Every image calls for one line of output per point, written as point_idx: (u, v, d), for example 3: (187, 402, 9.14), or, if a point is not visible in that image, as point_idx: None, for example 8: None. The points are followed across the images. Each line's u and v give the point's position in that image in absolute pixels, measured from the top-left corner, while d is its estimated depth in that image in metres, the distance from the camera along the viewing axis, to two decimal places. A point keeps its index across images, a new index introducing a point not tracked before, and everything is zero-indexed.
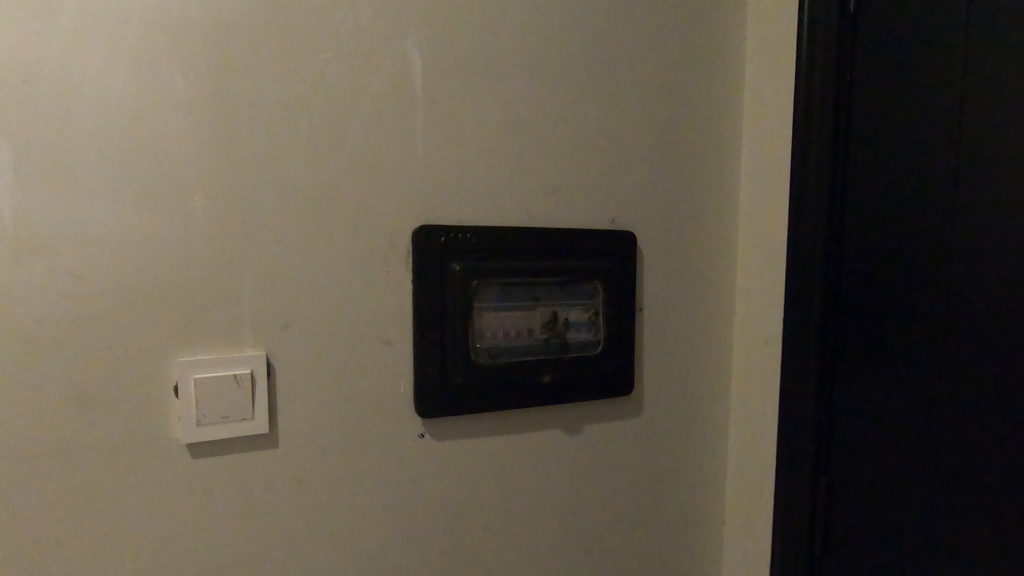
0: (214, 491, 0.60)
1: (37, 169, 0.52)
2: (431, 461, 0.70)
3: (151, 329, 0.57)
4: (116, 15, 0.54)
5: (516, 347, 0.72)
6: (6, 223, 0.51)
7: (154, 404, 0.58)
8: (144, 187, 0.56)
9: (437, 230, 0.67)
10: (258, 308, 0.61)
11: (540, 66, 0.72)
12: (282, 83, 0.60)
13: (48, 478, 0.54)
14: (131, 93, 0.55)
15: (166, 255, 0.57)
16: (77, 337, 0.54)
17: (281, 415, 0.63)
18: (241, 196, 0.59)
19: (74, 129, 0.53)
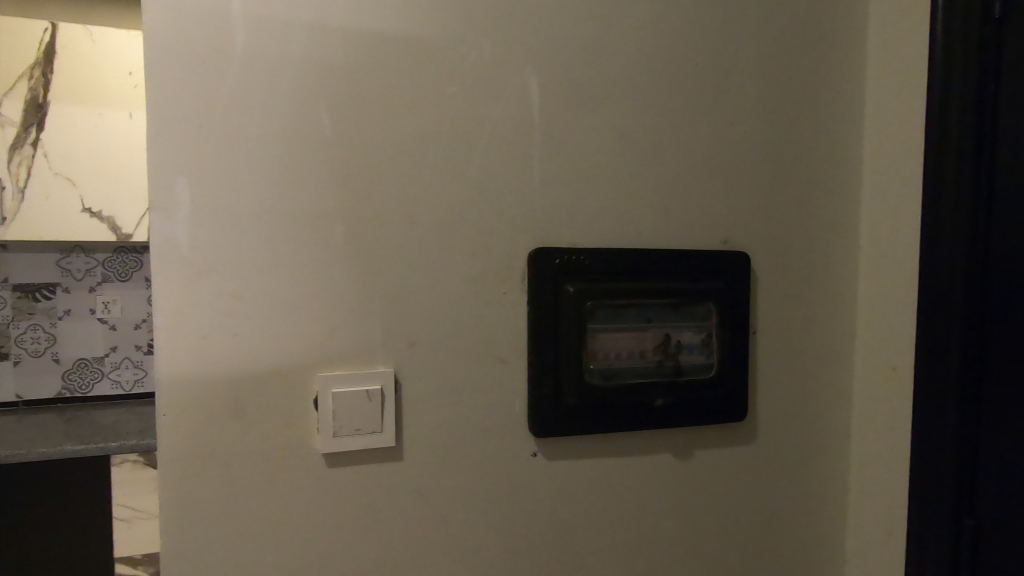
0: (346, 499, 0.64)
1: (209, 203, 0.59)
2: (543, 479, 0.71)
3: (296, 346, 0.62)
4: (275, 63, 0.60)
5: (628, 368, 0.72)
6: (182, 248, 0.58)
7: (297, 415, 0.62)
8: (294, 215, 0.61)
9: (553, 252, 0.69)
10: (387, 328, 0.65)
11: (653, 88, 0.73)
12: (412, 117, 0.64)
13: (209, 480, 0.60)
14: (286, 132, 0.60)
15: (311, 279, 0.62)
16: (237, 351, 0.60)
17: (406, 429, 0.66)
18: (375, 223, 0.64)
19: (238, 166, 0.59)
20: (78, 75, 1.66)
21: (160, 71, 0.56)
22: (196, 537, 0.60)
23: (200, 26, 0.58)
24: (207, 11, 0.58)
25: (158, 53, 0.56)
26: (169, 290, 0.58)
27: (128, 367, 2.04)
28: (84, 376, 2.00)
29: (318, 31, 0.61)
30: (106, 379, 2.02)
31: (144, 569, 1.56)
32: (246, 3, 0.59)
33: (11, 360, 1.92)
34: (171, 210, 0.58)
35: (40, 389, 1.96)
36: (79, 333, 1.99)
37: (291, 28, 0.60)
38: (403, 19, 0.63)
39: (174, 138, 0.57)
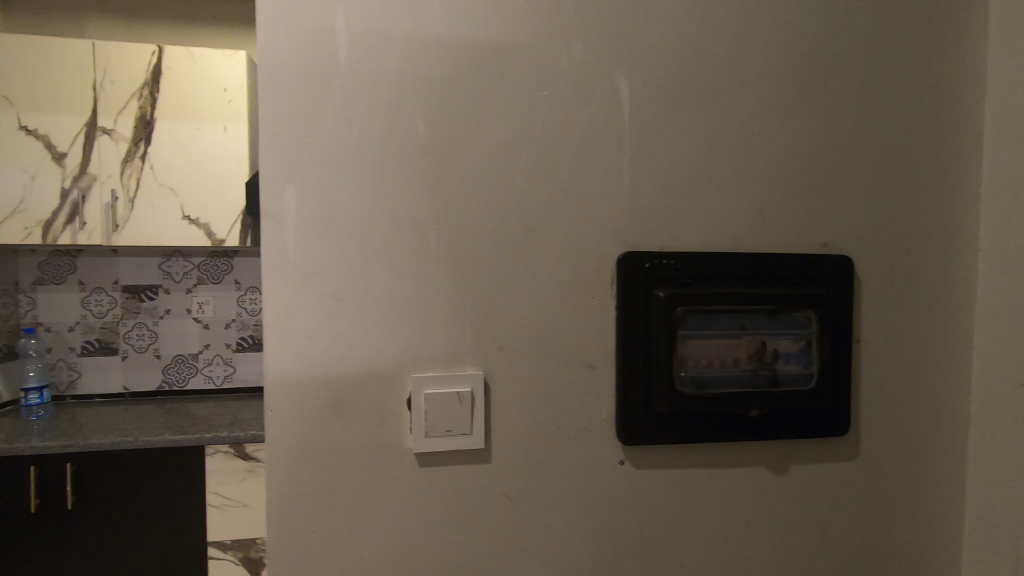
0: (436, 499, 0.65)
1: (313, 209, 0.62)
2: (631, 486, 0.70)
3: (392, 347, 0.64)
4: (375, 74, 0.62)
5: (721, 377, 0.70)
6: (290, 253, 0.61)
7: (392, 414, 0.64)
8: (390, 220, 0.63)
9: (642, 256, 0.68)
10: (477, 330, 0.66)
11: (747, 85, 0.70)
12: (504, 123, 0.65)
13: (311, 474, 0.63)
14: (384, 141, 0.63)
15: (407, 283, 0.64)
16: (337, 352, 0.63)
17: (494, 432, 0.67)
18: (467, 229, 0.65)
19: (340, 173, 0.62)
20: (181, 93, 1.80)
21: (272, 87, 0.60)
22: (300, 528, 0.63)
23: (307, 42, 0.61)
24: (313, 28, 0.61)
25: (270, 70, 0.60)
26: (277, 292, 0.61)
27: (219, 363, 2.18)
28: (182, 371, 2.15)
29: (415, 41, 0.63)
30: (199, 374, 2.17)
31: (231, 554, 1.65)
32: (348, 18, 0.61)
33: (120, 355, 2.11)
34: (280, 218, 0.61)
35: (145, 382, 2.13)
36: (177, 331, 2.15)
37: (389, 40, 0.62)
38: (496, 26, 0.64)
39: (283, 149, 0.61)
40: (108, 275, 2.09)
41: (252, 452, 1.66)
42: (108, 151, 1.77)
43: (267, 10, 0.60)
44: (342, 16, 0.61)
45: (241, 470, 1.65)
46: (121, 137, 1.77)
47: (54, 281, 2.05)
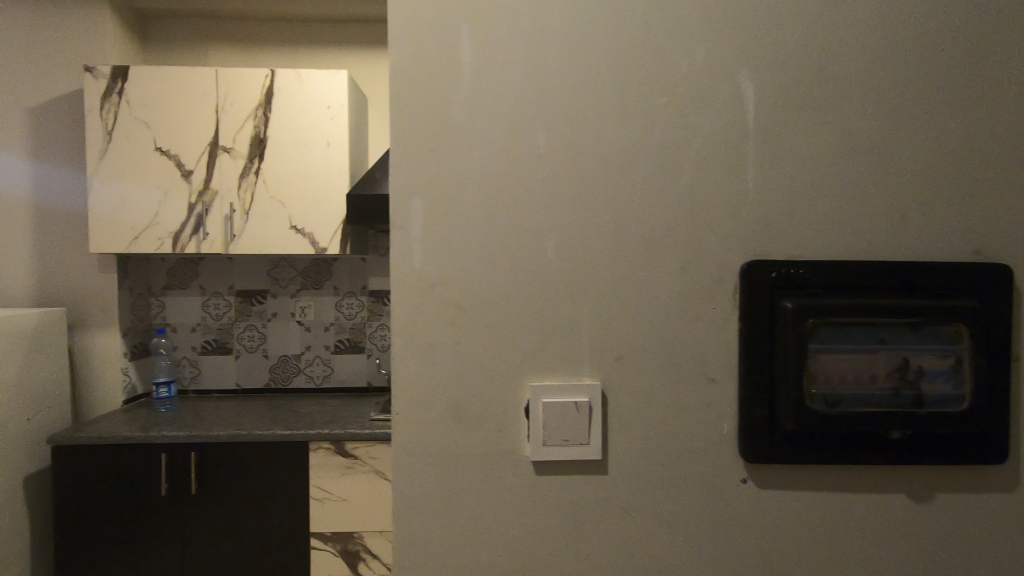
0: (552, 508, 0.66)
1: (438, 220, 0.64)
2: (753, 507, 0.67)
3: (511, 355, 0.65)
4: (497, 88, 0.63)
5: (856, 394, 0.65)
6: (417, 263, 0.64)
7: (511, 422, 0.65)
8: (511, 230, 0.64)
9: (767, 265, 0.65)
10: (595, 340, 0.65)
11: (886, 82, 0.65)
12: (624, 131, 0.64)
13: (434, 477, 0.65)
14: (505, 152, 0.64)
15: (526, 291, 0.65)
16: (460, 359, 0.65)
17: (611, 444, 0.66)
18: (585, 238, 0.65)
19: (463, 187, 0.64)
20: (290, 111, 1.94)
21: (402, 104, 0.63)
22: (421, 529, 0.65)
23: (434, 60, 0.63)
24: (440, 46, 0.63)
25: (401, 89, 0.63)
26: (405, 299, 0.64)
27: (319, 364, 2.32)
28: (287, 370, 2.31)
29: (536, 54, 0.63)
30: (302, 373, 2.32)
31: (332, 545, 1.74)
32: (472, 34, 0.63)
33: (233, 354, 2.29)
34: (407, 229, 0.64)
35: (254, 379, 2.31)
36: (282, 333, 2.30)
37: (511, 54, 0.63)
38: (617, 34, 0.64)
39: (411, 163, 0.64)
40: (225, 280, 2.28)
41: (351, 449, 1.75)
42: (228, 168, 1.94)
43: (398, 31, 0.63)
44: (466, 32, 0.63)
45: (340, 466, 1.74)
46: (239, 155, 1.94)
47: (180, 285, 2.26)
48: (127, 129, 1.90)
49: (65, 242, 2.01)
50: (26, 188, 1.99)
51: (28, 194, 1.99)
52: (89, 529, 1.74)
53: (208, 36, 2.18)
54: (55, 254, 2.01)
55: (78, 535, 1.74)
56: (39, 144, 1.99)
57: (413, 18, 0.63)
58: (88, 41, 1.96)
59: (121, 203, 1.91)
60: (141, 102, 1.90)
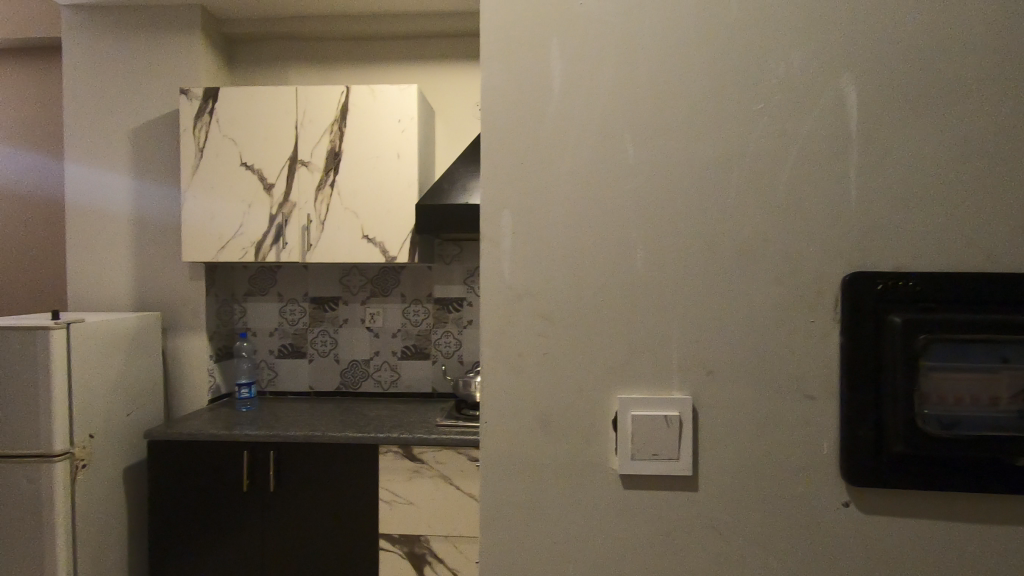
0: (640, 523, 0.65)
1: (525, 232, 0.65)
2: (855, 533, 0.63)
3: (599, 366, 0.65)
4: (586, 101, 0.64)
5: (972, 417, 0.60)
6: (506, 273, 0.65)
7: (598, 435, 0.65)
8: (599, 242, 0.64)
9: (872, 277, 0.62)
10: (685, 353, 0.64)
11: (1006, 81, 0.61)
12: (717, 140, 0.63)
13: (519, 486, 0.66)
14: (596, 164, 0.64)
15: (615, 303, 0.64)
16: (547, 369, 0.65)
17: (702, 460, 0.64)
18: (676, 248, 0.64)
19: (551, 198, 0.64)
20: (364, 126, 2.02)
21: (494, 119, 0.65)
22: (508, 539, 0.66)
23: (524, 75, 0.64)
24: (529, 61, 0.64)
25: (492, 105, 0.65)
26: (495, 310, 0.65)
27: (387, 369, 2.39)
28: (357, 374, 2.39)
29: (626, 65, 0.63)
30: (370, 378, 2.39)
31: (399, 547, 1.78)
32: (562, 48, 0.64)
33: (307, 358, 2.40)
34: (496, 241, 0.65)
35: (326, 383, 2.40)
36: (352, 338, 2.39)
37: (601, 65, 0.64)
38: (709, 43, 0.63)
39: (500, 175, 0.65)
40: (300, 288, 2.39)
41: (418, 453, 1.78)
42: (306, 181, 2.04)
43: (489, 48, 0.64)
44: (556, 46, 0.64)
45: (407, 470, 1.78)
46: (316, 168, 2.03)
47: (260, 292, 2.40)
48: (216, 145, 2.04)
49: (161, 251, 2.17)
50: (128, 203, 2.17)
51: (130, 207, 2.17)
52: (177, 519, 1.86)
53: (287, 57, 2.30)
54: (152, 263, 2.18)
55: (169, 525, 1.86)
56: (139, 162, 2.17)
57: (504, 34, 0.64)
58: (184, 67, 2.12)
59: (210, 215, 2.05)
60: (229, 121, 2.03)
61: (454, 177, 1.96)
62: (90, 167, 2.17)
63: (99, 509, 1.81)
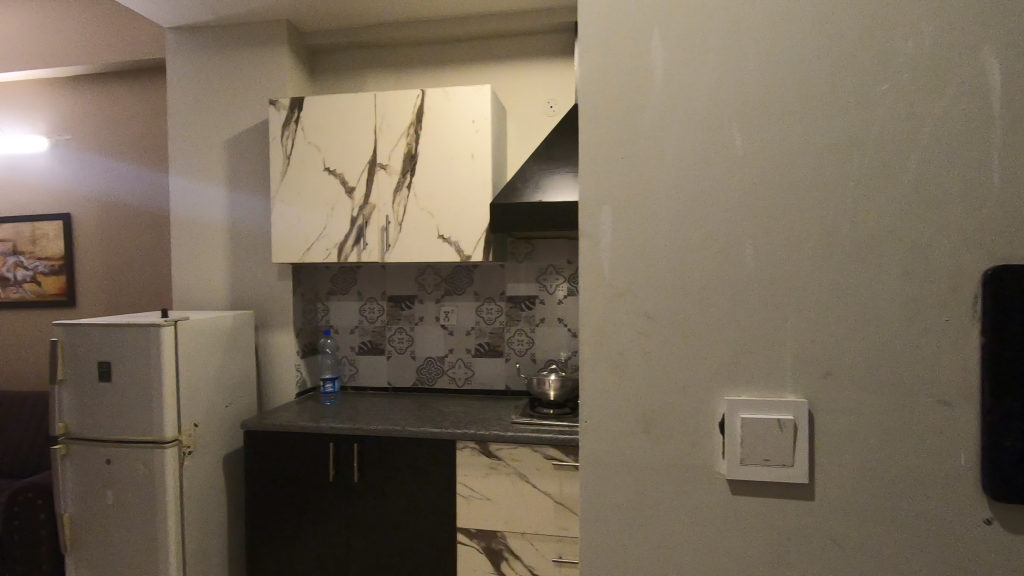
0: (748, 530, 0.62)
1: (625, 228, 0.63)
2: (998, 553, 0.57)
3: (704, 366, 0.62)
4: (690, 90, 0.61)
5: None
6: (605, 270, 0.64)
7: (704, 437, 0.62)
8: (704, 237, 0.62)
9: (1019, 271, 0.55)
10: (799, 354, 0.60)
11: None
12: (834, 126, 0.59)
13: (619, 488, 0.65)
14: (698, 156, 0.61)
15: (721, 301, 0.62)
16: (647, 368, 0.63)
17: (819, 467, 0.60)
18: (789, 243, 0.60)
19: (653, 193, 0.62)
20: (439, 128, 2.05)
21: (592, 114, 0.64)
22: (607, 541, 0.65)
23: (624, 66, 0.63)
24: (629, 53, 0.63)
25: (590, 100, 0.64)
26: (594, 309, 0.64)
27: (461, 366, 2.43)
28: (432, 371, 2.45)
29: (732, 52, 0.61)
30: (445, 374, 2.44)
31: (476, 542, 1.81)
32: (664, 38, 0.62)
33: (385, 355, 2.48)
34: (595, 237, 0.64)
35: (403, 378, 2.47)
36: (428, 336, 2.45)
37: (705, 53, 0.61)
38: (826, 22, 0.59)
39: (599, 170, 0.64)
40: (379, 287, 2.48)
41: (495, 450, 1.80)
42: (385, 184, 2.10)
43: (587, 42, 0.64)
44: (658, 37, 0.62)
45: (484, 466, 1.81)
46: (394, 171, 2.09)
47: (341, 291, 2.50)
48: (302, 152, 2.14)
49: (253, 253, 2.32)
50: (224, 209, 2.33)
51: (225, 212, 2.33)
52: (271, 506, 1.98)
53: (366, 64, 2.38)
54: (245, 265, 2.33)
55: (264, 511, 1.98)
56: (233, 170, 2.32)
57: (603, 27, 0.63)
58: (272, 79, 2.25)
59: (297, 219, 2.16)
60: (314, 129, 2.13)
61: (526, 175, 1.94)
62: (192, 176, 2.35)
63: (203, 494, 1.96)
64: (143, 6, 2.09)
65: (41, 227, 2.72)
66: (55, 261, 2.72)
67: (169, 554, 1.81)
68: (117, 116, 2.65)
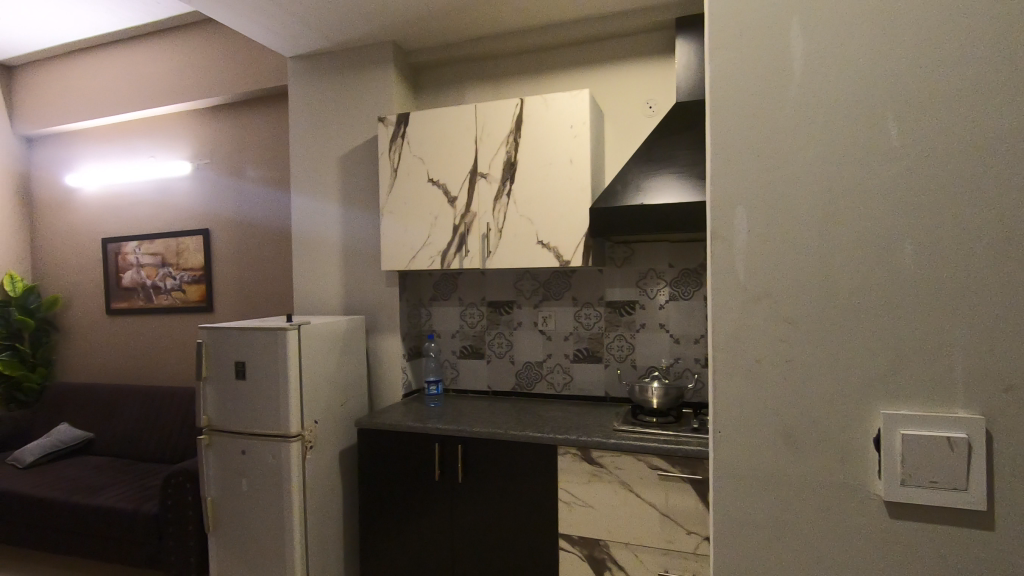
0: (910, 557, 0.56)
1: (760, 227, 0.61)
2: None
3: (854, 376, 0.58)
4: (835, 81, 0.58)
5: None
6: (739, 272, 0.62)
7: (856, 453, 0.58)
8: (852, 236, 0.58)
9: None
10: (973, 364, 0.54)
11: None
12: (1012, 107, 0.53)
13: (756, 504, 0.62)
14: (848, 148, 0.58)
15: (875, 304, 0.57)
16: (788, 378, 0.60)
17: (1001, 494, 0.53)
18: (957, 240, 0.54)
19: (792, 191, 0.60)
20: (538, 134, 2.07)
21: (725, 110, 0.62)
22: (746, 557, 0.62)
23: (760, 58, 0.61)
24: (766, 47, 0.60)
25: (721, 99, 0.62)
26: (728, 312, 0.62)
27: (560, 371, 2.42)
28: (531, 375, 2.47)
29: (885, 37, 0.56)
30: (544, 380, 2.45)
31: (578, 549, 1.79)
32: (805, 28, 0.59)
33: (485, 359, 2.53)
34: (728, 238, 0.62)
35: (503, 382, 2.51)
36: (527, 341, 2.47)
37: (853, 40, 0.57)
38: None
39: (732, 170, 0.62)
40: (479, 292, 2.54)
41: (597, 457, 1.77)
42: (485, 192, 2.15)
43: (718, 40, 0.62)
44: (798, 27, 0.59)
45: (586, 473, 1.79)
46: (494, 179, 2.14)
47: (443, 296, 2.60)
48: (408, 165, 2.25)
49: (363, 262, 2.47)
50: (338, 221, 2.51)
51: (339, 224, 2.51)
52: (383, 501, 2.08)
53: (465, 77, 2.46)
54: (356, 273, 2.48)
55: (376, 505, 2.10)
56: (346, 185, 2.49)
57: (735, 23, 0.62)
58: (379, 97, 2.39)
59: (403, 229, 2.27)
60: (418, 142, 2.24)
61: (626, 178, 1.89)
62: (310, 192, 2.54)
63: (322, 486, 2.10)
64: (269, 40, 2.31)
65: (186, 242, 3.08)
66: (197, 272, 3.06)
67: (294, 541, 1.96)
68: (247, 140, 2.94)
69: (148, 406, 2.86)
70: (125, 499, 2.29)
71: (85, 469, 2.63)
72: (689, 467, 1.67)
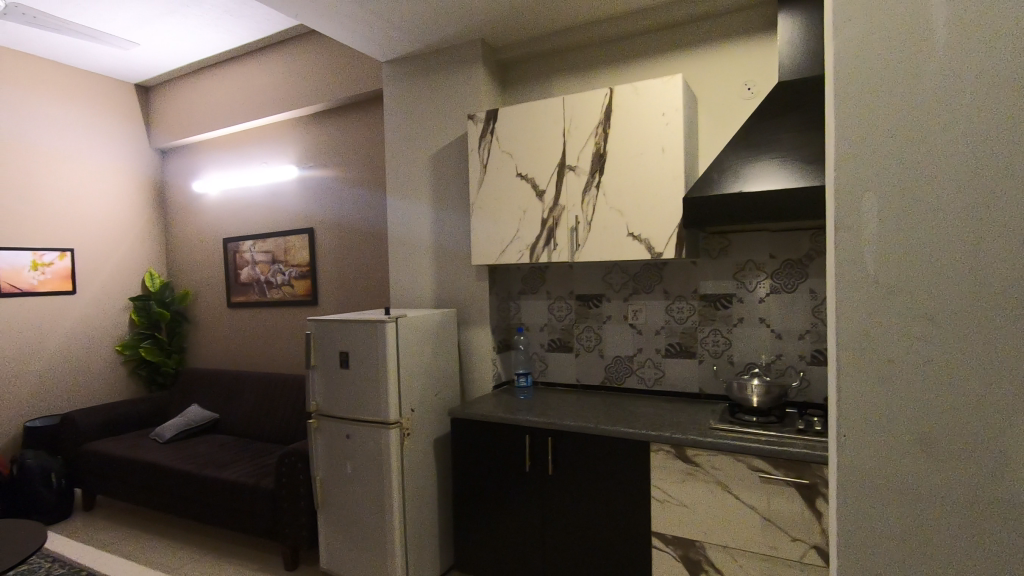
0: None
1: (892, 218, 0.60)
2: None
3: (1005, 380, 0.55)
4: (986, 65, 0.56)
5: None
6: (869, 263, 0.61)
7: (1008, 463, 0.55)
8: (1001, 227, 0.55)
9: None
10: None
11: None
12: None
13: (888, 508, 0.60)
14: (999, 133, 0.55)
15: None
16: (928, 379, 0.58)
17: None
18: None
19: (930, 181, 0.58)
20: (629, 124, 2.02)
21: (855, 99, 0.62)
22: (875, 555, 0.61)
23: (893, 44, 0.60)
24: (903, 32, 0.59)
25: (851, 86, 0.62)
26: (855, 303, 0.62)
27: (650, 366, 2.36)
28: (620, 369, 2.43)
29: None
30: (634, 375, 2.40)
31: (672, 549, 1.75)
32: (949, 11, 0.57)
33: (574, 353, 2.53)
34: (855, 229, 0.61)
35: (592, 377, 2.49)
36: (616, 335, 2.43)
37: (1005, 19, 0.55)
38: None
39: (861, 158, 0.61)
40: (567, 286, 2.53)
41: (692, 455, 1.71)
42: (574, 184, 2.14)
43: (850, 26, 0.62)
44: (942, 9, 0.57)
45: (680, 471, 1.73)
46: (583, 171, 2.12)
47: (532, 289, 2.62)
48: (497, 160, 2.29)
49: (454, 257, 2.54)
50: (430, 218, 2.60)
51: (431, 220, 2.60)
52: (476, 490, 2.15)
53: (552, 70, 2.46)
54: (448, 268, 2.56)
55: (469, 492, 2.17)
56: (438, 183, 2.57)
57: (869, 9, 0.61)
58: (469, 95, 2.44)
59: (493, 224, 2.31)
60: (507, 137, 2.27)
61: (722, 166, 1.79)
62: (404, 191, 2.66)
63: (420, 472, 2.21)
64: (367, 47, 2.43)
65: (294, 240, 3.33)
66: (304, 268, 3.30)
67: (394, 522, 2.07)
68: (345, 143, 3.12)
69: (265, 391, 3.13)
70: (246, 474, 2.53)
71: (212, 446, 2.93)
72: (795, 471, 1.57)
